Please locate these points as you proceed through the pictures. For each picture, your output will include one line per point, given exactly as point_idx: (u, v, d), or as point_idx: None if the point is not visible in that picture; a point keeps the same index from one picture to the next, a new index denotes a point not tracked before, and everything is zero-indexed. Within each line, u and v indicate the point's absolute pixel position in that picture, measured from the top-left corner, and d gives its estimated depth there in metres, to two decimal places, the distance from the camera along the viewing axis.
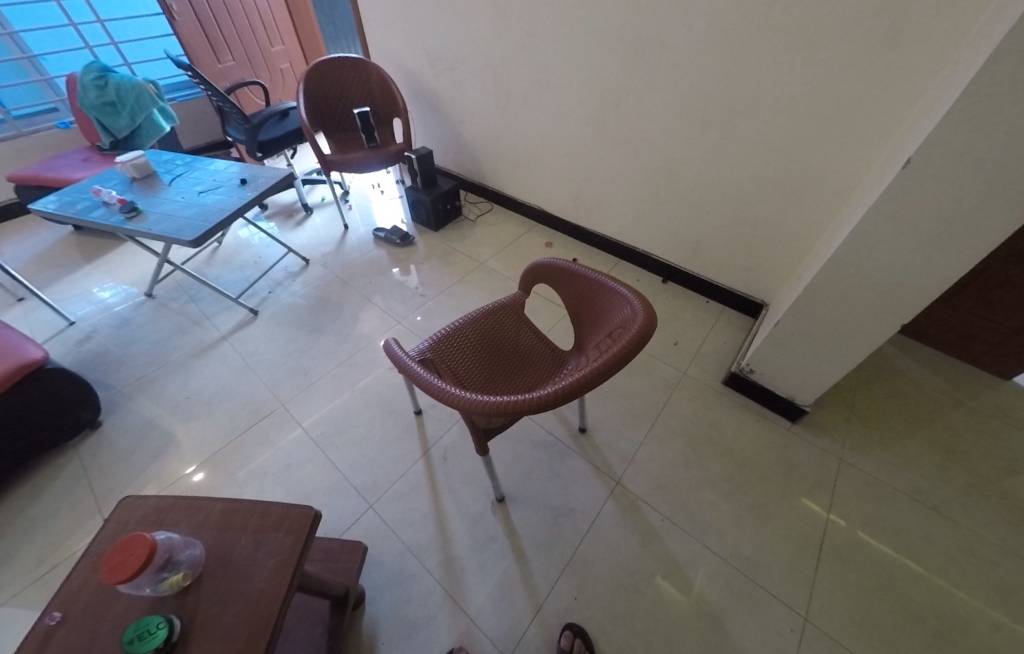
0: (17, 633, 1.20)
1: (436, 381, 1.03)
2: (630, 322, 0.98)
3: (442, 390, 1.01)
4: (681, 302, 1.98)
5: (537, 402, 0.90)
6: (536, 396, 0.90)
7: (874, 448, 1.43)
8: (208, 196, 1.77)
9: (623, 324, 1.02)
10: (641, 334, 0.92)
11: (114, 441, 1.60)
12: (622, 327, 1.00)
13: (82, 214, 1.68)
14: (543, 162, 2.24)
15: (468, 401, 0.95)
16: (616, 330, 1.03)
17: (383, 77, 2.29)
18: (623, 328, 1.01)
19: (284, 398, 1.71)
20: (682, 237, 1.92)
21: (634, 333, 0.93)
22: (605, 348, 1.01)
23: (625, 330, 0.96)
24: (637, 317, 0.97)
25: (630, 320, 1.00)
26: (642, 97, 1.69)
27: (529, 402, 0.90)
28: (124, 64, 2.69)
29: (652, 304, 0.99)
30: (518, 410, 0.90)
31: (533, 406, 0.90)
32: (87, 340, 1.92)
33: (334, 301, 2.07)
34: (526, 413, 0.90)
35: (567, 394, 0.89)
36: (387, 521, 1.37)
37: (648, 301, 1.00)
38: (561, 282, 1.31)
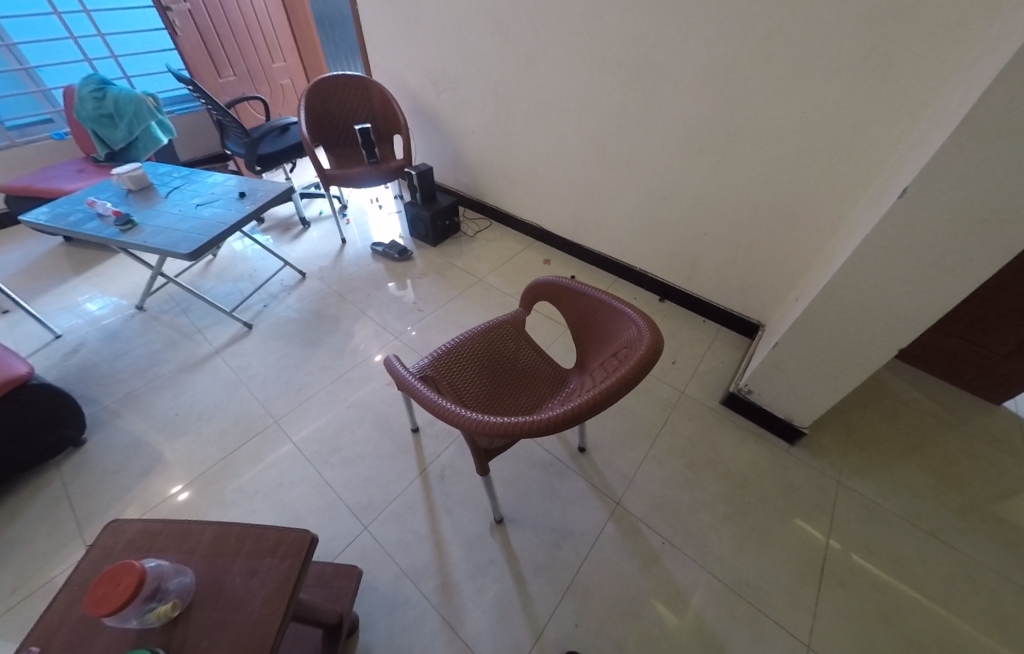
0: None
1: (440, 400, 1.02)
2: (637, 343, 0.98)
3: (445, 409, 0.99)
4: (678, 321, 1.99)
5: (545, 423, 0.88)
6: (543, 418, 0.89)
7: (871, 470, 1.43)
8: (205, 209, 1.75)
9: (628, 344, 1.02)
10: (648, 355, 0.92)
11: (99, 459, 1.55)
12: (628, 348, 1.00)
13: (74, 226, 1.65)
14: (543, 180, 2.26)
15: (472, 421, 0.93)
16: (622, 351, 1.02)
17: (384, 95, 2.31)
18: (628, 349, 1.00)
19: (277, 414, 1.67)
20: (679, 257, 1.94)
21: (641, 354, 0.92)
22: (610, 368, 1.00)
23: (631, 350, 0.96)
24: (643, 337, 0.97)
25: (636, 341, 1.00)
26: (641, 121, 1.72)
27: (536, 424, 0.89)
28: (123, 77, 2.69)
29: (658, 325, 0.99)
30: (524, 432, 0.89)
31: (540, 428, 0.88)
32: (74, 354, 1.87)
33: (330, 316, 2.05)
34: (533, 435, 0.89)
35: (574, 417, 0.88)
36: (382, 543, 1.33)
37: (654, 322, 1.00)
38: (564, 300, 1.31)
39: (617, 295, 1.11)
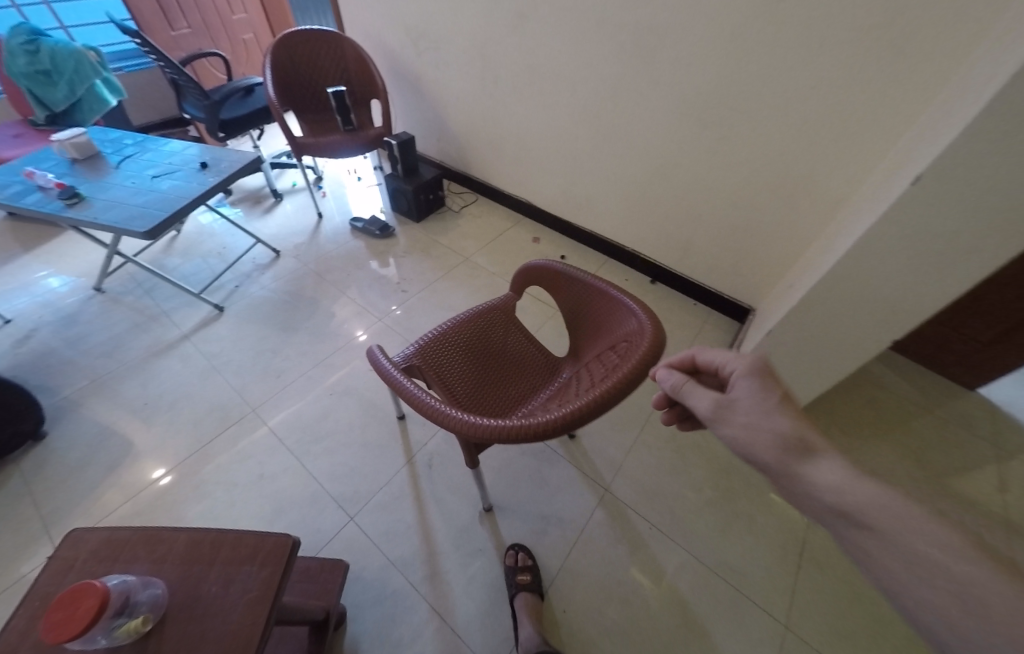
0: None
1: (428, 399, 0.96)
2: (638, 338, 0.93)
3: (434, 409, 0.93)
4: (669, 304, 1.96)
5: (543, 427, 0.83)
6: (541, 421, 0.83)
7: (851, 454, 1.45)
8: (163, 181, 1.60)
9: (628, 338, 0.97)
10: (651, 353, 0.87)
11: (61, 453, 1.46)
12: (628, 343, 0.95)
13: (13, 200, 1.50)
14: (533, 153, 2.15)
15: (465, 424, 0.88)
16: (622, 345, 0.98)
17: (359, 54, 2.13)
18: (628, 343, 0.96)
19: (254, 402, 1.59)
20: (673, 238, 1.88)
21: (644, 351, 0.87)
22: (609, 364, 0.96)
23: (632, 346, 0.92)
24: (645, 332, 0.92)
25: (637, 335, 0.95)
26: (638, 91, 1.62)
27: (533, 427, 0.83)
28: (59, 27, 2.41)
29: (660, 319, 0.94)
30: (522, 436, 0.84)
31: (538, 432, 0.83)
32: (27, 340, 1.74)
33: (308, 297, 1.94)
34: (531, 440, 0.83)
35: (573, 420, 0.83)
36: (368, 533, 1.29)
37: (656, 316, 0.96)
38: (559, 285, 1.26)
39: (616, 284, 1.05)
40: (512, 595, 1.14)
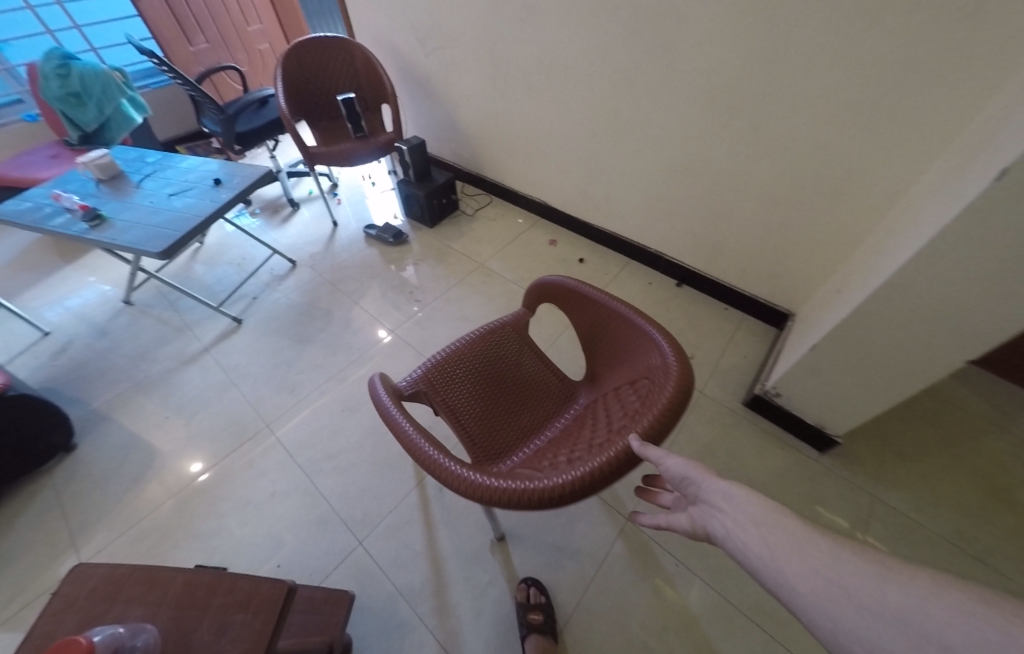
0: None
1: (425, 444, 0.86)
2: (662, 380, 0.83)
3: (434, 460, 0.82)
4: (697, 312, 1.80)
5: (559, 488, 0.72)
6: (556, 481, 0.72)
7: (908, 481, 1.29)
8: (179, 200, 1.60)
9: (651, 376, 0.87)
10: (679, 399, 0.77)
11: (91, 465, 1.46)
12: (652, 383, 0.85)
13: (42, 222, 1.52)
14: (548, 151, 2.05)
15: (469, 483, 0.77)
16: (645, 384, 0.88)
17: (367, 58, 2.09)
18: (652, 383, 0.86)
19: (268, 418, 1.55)
20: (703, 238, 1.74)
21: (668, 400, 0.78)
22: (631, 408, 0.86)
23: (656, 389, 0.82)
24: (670, 371, 0.82)
25: (662, 373, 0.85)
26: (657, 81, 1.49)
27: (546, 488, 0.72)
28: (89, 49, 2.52)
29: (688, 355, 0.84)
30: (534, 500, 0.72)
31: (553, 494, 0.72)
32: (63, 352, 1.78)
33: (322, 308, 1.92)
34: (545, 505, 0.72)
35: (585, 486, 0.72)
36: (377, 560, 1.24)
37: (683, 351, 0.86)
38: (575, 307, 1.17)
39: (637, 311, 0.95)
40: (523, 636, 1.08)
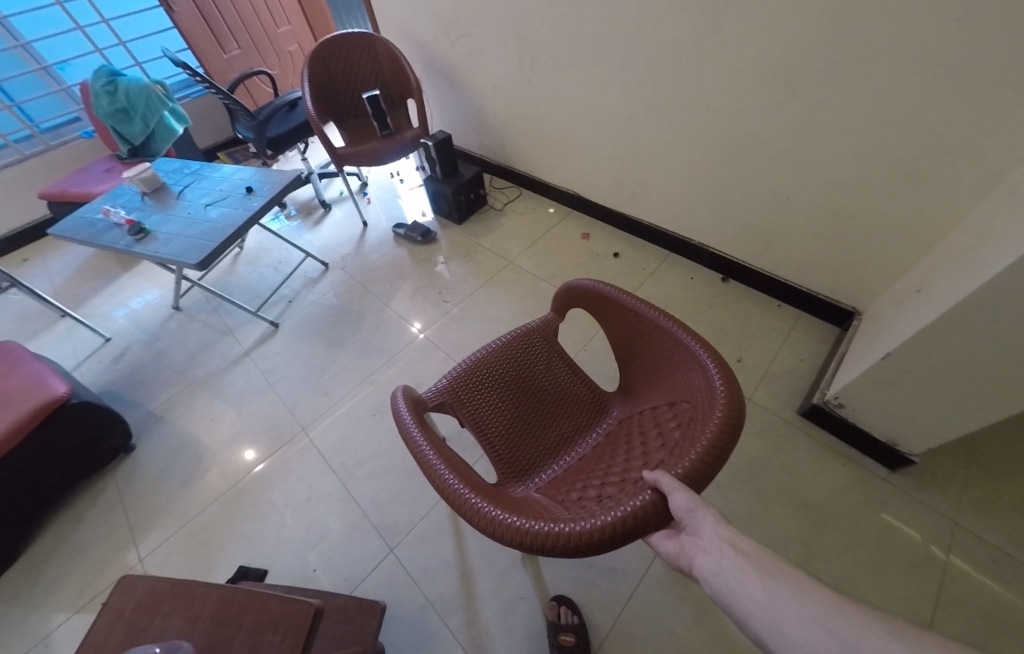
0: None
1: (447, 470, 0.82)
2: (708, 407, 0.75)
3: (457, 491, 0.77)
4: (747, 305, 1.74)
5: (593, 533, 0.65)
6: (590, 525, 0.66)
7: (995, 507, 1.15)
8: (214, 210, 1.64)
9: (694, 400, 0.80)
10: (728, 431, 0.70)
11: (147, 467, 1.52)
12: (695, 409, 0.78)
13: (94, 237, 1.61)
14: (581, 139, 1.96)
15: (494, 522, 0.71)
16: (686, 408, 0.80)
17: (391, 52, 2.05)
18: (695, 408, 0.78)
19: (305, 422, 1.57)
20: (753, 229, 1.65)
21: (714, 433, 0.70)
22: (671, 437, 0.78)
23: (701, 418, 0.74)
24: (716, 398, 0.74)
25: (706, 398, 0.78)
26: (704, 58, 1.40)
27: (576, 533, 0.66)
28: (135, 64, 2.64)
29: (736, 378, 0.76)
30: (565, 544, 0.66)
31: (587, 540, 0.65)
32: (122, 356, 1.90)
33: (354, 310, 1.94)
34: (576, 551, 0.66)
35: (621, 532, 0.65)
36: (408, 568, 1.22)
37: (731, 373, 0.78)
38: (609, 315, 1.09)
39: (678, 325, 0.87)
40: None
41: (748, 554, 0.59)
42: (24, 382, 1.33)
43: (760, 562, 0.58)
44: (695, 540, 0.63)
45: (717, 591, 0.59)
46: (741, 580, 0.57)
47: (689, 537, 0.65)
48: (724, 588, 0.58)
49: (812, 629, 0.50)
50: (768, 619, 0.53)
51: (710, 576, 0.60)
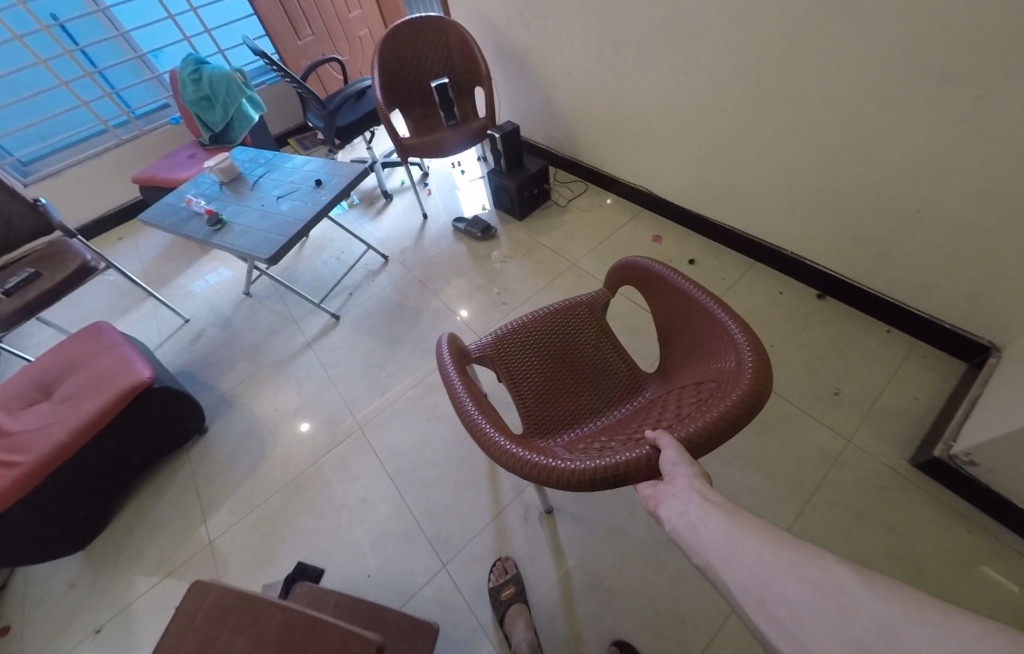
0: (144, 637, 1.22)
1: (473, 404, 1.02)
2: (729, 384, 0.85)
3: (481, 429, 0.93)
4: (849, 329, 1.58)
5: (587, 474, 0.78)
6: (586, 467, 0.78)
7: None
8: (285, 202, 1.65)
9: (718, 380, 0.89)
10: (741, 408, 0.80)
11: (217, 449, 1.60)
12: (717, 388, 0.87)
13: (176, 225, 1.67)
14: (661, 132, 1.82)
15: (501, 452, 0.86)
16: (710, 387, 0.90)
17: (462, 37, 1.98)
18: (718, 386, 0.88)
19: (362, 419, 1.58)
20: (864, 242, 1.48)
21: (728, 407, 0.80)
22: (688, 408, 0.89)
23: (720, 395, 0.84)
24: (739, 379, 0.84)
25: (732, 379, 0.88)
26: (823, 45, 1.26)
27: (570, 472, 0.79)
28: (218, 52, 2.72)
29: (768, 365, 0.85)
30: (561, 480, 0.79)
31: (580, 478, 0.78)
32: (199, 337, 2.01)
33: (411, 305, 1.93)
34: (574, 488, 0.78)
35: (604, 478, 0.77)
36: (461, 588, 1.19)
37: (762, 362, 0.87)
38: (661, 301, 1.22)
39: (723, 312, 0.97)
40: None
41: (715, 500, 0.64)
42: (114, 364, 1.43)
43: (724, 506, 0.62)
44: (667, 486, 0.68)
45: (679, 529, 0.63)
46: (701, 518, 0.61)
47: (662, 484, 0.70)
48: (686, 526, 0.62)
49: (760, 552, 0.54)
50: (722, 548, 0.56)
51: (674, 516, 0.65)
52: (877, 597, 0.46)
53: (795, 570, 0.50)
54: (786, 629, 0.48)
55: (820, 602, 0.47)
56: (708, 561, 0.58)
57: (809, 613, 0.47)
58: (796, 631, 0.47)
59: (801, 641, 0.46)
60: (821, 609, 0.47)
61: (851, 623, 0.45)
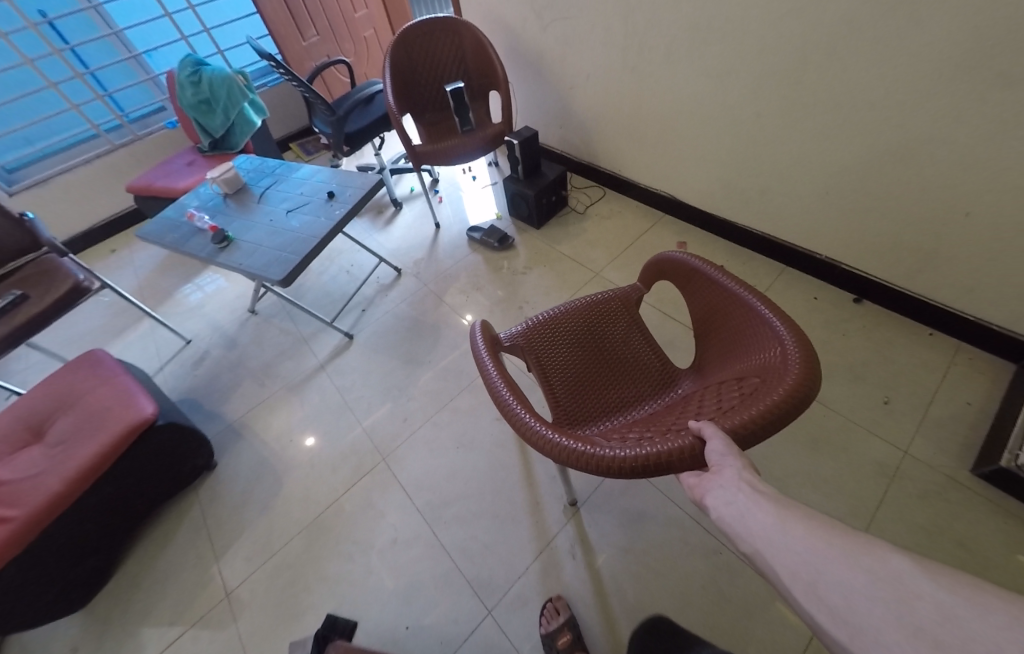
0: None
1: (506, 389, 0.98)
2: (773, 378, 0.81)
3: (515, 412, 0.91)
4: (888, 332, 1.46)
5: (628, 463, 0.75)
6: (628, 455, 0.76)
7: None
8: (296, 217, 1.54)
9: (763, 376, 0.85)
10: (788, 404, 0.75)
11: (230, 486, 1.49)
12: (761, 382, 0.83)
13: (178, 243, 1.55)
14: (685, 139, 1.74)
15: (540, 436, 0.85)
16: (754, 382, 0.85)
17: (479, 40, 1.90)
18: (761, 381, 0.84)
19: (385, 451, 1.48)
20: (906, 245, 1.37)
21: (772, 399, 0.76)
22: (729, 402, 0.85)
23: (765, 389, 0.80)
24: (786, 374, 0.78)
25: (777, 374, 0.83)
26: (874, 49, 1.16)
27: (612, 459, 0.77)
28: (217, 52, 2.60)
29: (817, 363, 0.80)
30: (602, 465, 0.78)
31: (621, 466, 0.76)
32: (202, 360, 1.89)
33: (428, 322, 1.83)
34: (610, 472, 0.77)
35: (645, 465, 0.75)
36: (508, 637, 1.09)
37: (811, 359, 0.81)
38: (699, 293, 1.16)
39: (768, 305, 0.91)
40: None
41: (765, 491, 0.60)
42: (114, 399, 1.32)
43: (775, 497, 0.59)
44: (713, 477, 0.65)
45: (728, 519, 0.60)
46: (751, 507, 0.58)
47: (710, 474, 0.67)
48: (734, 516, 0.59)
49: (814, 540, 0.51)
50: (771, 536, 0.54)
51: (720, 505, 0.62)
52: (935, 583, 0.43)
53: (849, 558, 0.48)
54: (838, 615, 0.46)
55: (878, 588, 0.45)
56: (756, 549, 0.56)
57: (864, 599, 0.45)
58: (850, 615, 0.45)
59: (856, 627, 0.44)
60: (879, 594, 0.44)
61: (909, 609, 0.42)
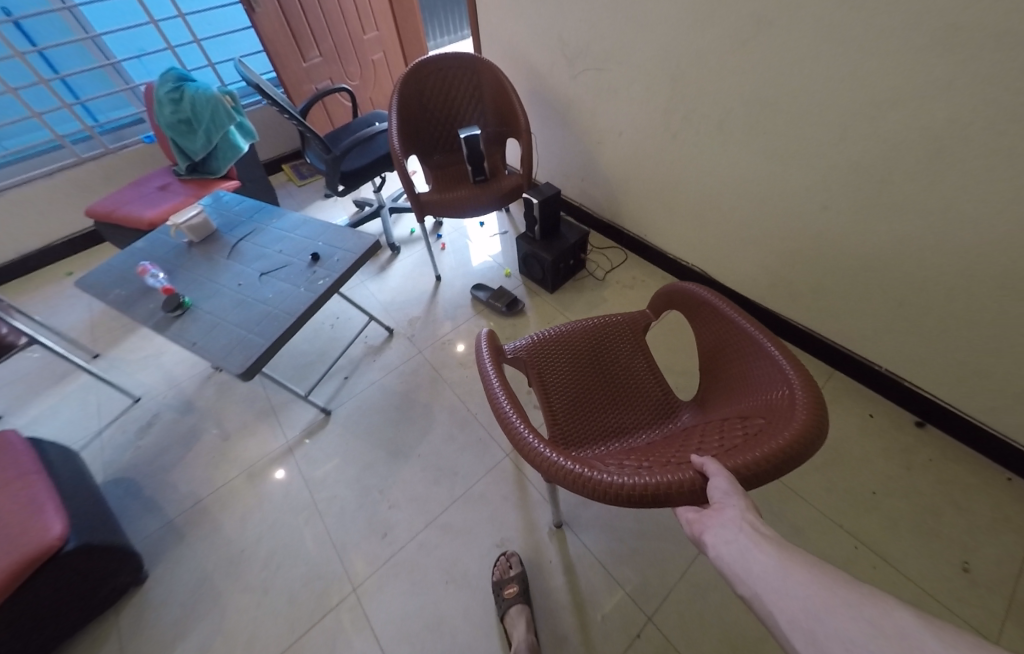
0: None
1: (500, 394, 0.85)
2: (781, 416, 0.69)
3: (509, 423, 0.80)
4: (962, 471, 1.25)
5: (620, 491, 0.65)
6: (620, 481, 0.66)
7: None
8: (271, 285, 1.28)
9: (768, 411, 0.73)
10: (792, 453, 0.63)
11: (158, 611, 1.20)
12: (767, 418, 0.72)
13: (121, 305, 1.27)
14: (730, 216, 1.53)
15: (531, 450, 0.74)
16: (759, 422, 0.71)
17: (498, 81, 1.68)
18: (766, 416, 0.72)
19: (357, 578, 1.20)
20: (994, 379, 1.17)
21: (778, 439, 0.65)
22: (730, 440, 0.71)
23: (772, 426, 0.68)
24: (794, 416, 0.67)
25: (786, 415, 0.69)
26: (981, 157, 0.97)
27: (604, 482, 0.67)
28: (207, 65, 2.35)
29: (826, 411, 0.68)
30: (594, 488, 0.68)
31: (612, 492, 0.66)
32: (149, 427, 1.60)
33: (420, 404, 1.57)
34: (602, 497, 0.67)
35: (635, 491, 0.65)
36: None
37: (821, 404, 0.69)
38: (703, 326, 0.97)
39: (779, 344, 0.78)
40: None
41: (769, 535, 0.54)
42: (16, 511, 1.02)
43: (779, 541, 0.53)
44: (714, 514, 0.58)
45: (726, 559, 0.54)
46: (753, 548, 0.53)
47: (709, 509, 0.60)
48: (734, 556, 0.53)
49: (817, 589, 0.46)
50: (772, 579, 0.49)
51: (720, 544, 0.55)
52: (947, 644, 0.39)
53: (853, 608, 0.43)
54: None
55: (881, 643, 0.40)
56: (755, 594, 0.50)
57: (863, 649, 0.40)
58: None
59: None
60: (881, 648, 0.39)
61: None
